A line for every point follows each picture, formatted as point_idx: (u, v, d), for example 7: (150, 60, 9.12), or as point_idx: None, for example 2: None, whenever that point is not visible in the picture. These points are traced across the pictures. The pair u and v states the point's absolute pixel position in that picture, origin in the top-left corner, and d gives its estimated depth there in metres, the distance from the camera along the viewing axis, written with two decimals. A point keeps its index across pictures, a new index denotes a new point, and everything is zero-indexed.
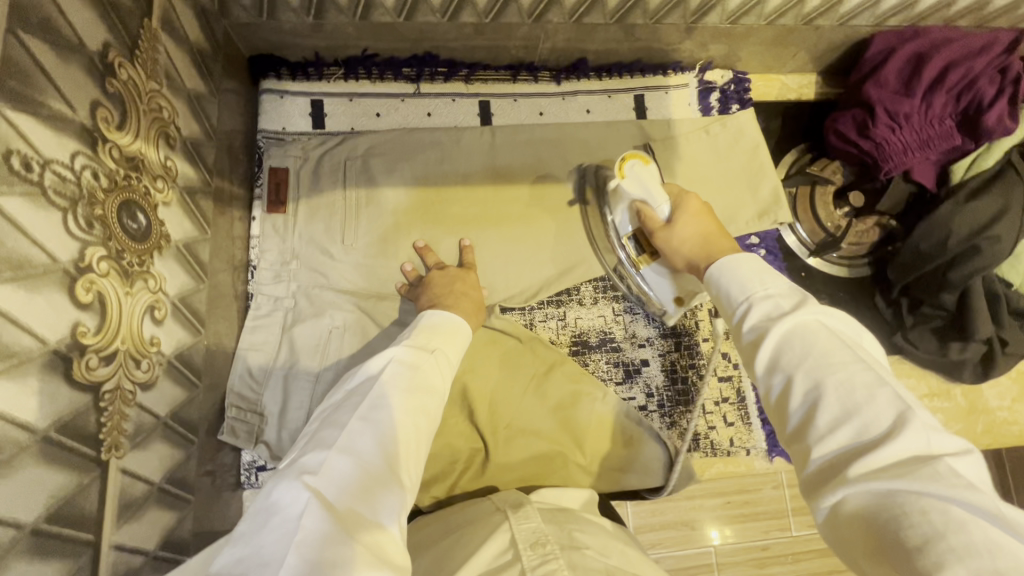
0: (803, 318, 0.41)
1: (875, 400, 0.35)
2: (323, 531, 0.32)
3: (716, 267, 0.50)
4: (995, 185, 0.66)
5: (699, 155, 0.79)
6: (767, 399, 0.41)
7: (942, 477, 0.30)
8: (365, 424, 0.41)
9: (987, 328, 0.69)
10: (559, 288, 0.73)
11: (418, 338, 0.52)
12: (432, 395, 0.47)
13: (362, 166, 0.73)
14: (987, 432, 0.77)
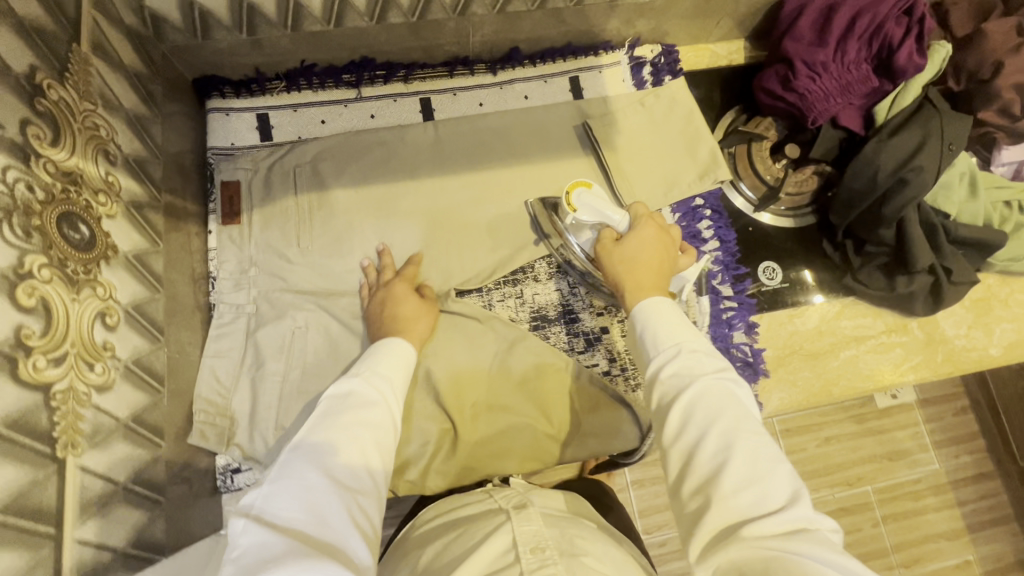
0: (719, 379, 0.49)
1: (771, 473, 0.43)
2: (260, 546, 0.35)
3: (643, 310, 0.56)
4: (913, 119, 0.69)
5: (638, 127, 0.82)
6: (672, 454, 0.47)
7: (822, 547, 0.38)
8: (305, 446, 0.43)
9: (928, 256, 0.71)
10: (514, 267, 0.75)
11: (360, 364, 0.54)
12: (377, 408, 0.49)
13: (312, 171, 0.75)
14: (948, 361, 0.79)
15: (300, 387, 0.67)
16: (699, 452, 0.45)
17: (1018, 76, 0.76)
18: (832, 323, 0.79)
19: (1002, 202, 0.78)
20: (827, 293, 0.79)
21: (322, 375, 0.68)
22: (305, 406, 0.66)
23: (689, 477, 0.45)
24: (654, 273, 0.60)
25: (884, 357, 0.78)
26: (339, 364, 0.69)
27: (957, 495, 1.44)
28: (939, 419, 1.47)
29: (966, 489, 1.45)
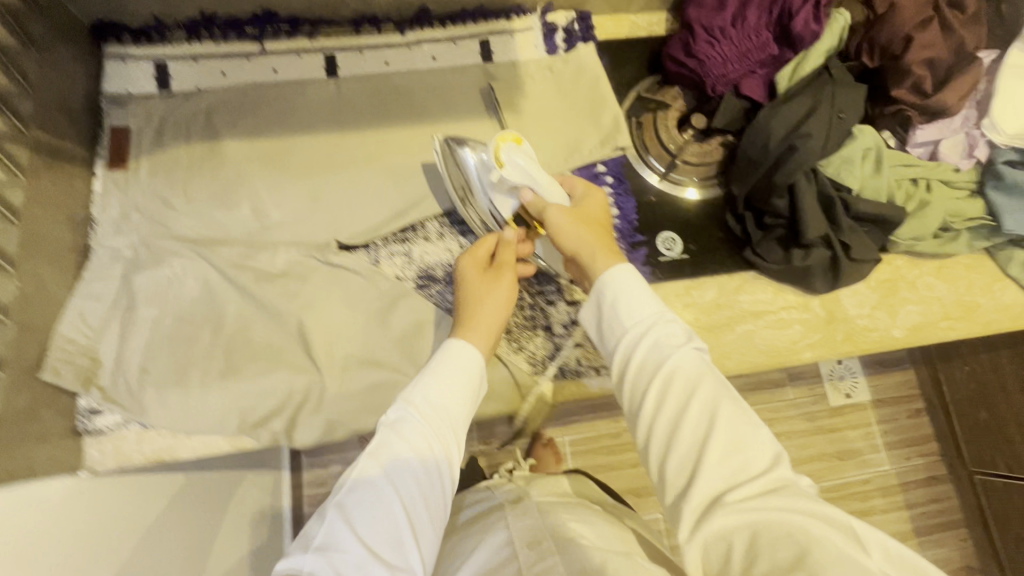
0: (692, 351, 0.52)
1: (751, 437, 0.46)
2: None
3: (609, 282, 0.57)
4: (806, 86, 0.68)
5: (545, 93, 0.81)
6: (659, 425, 0.50)
7: (802, 497, 0.42)
8: (353, 508, 0.46)
9: (819, 227, 0.70)
10: (404, 224, 0.74)
11: (427, 393, 0.54)
12: (426, 459, 0.50)
13: (206, 122, 0.75)
14: (848, 340, 0.78)
15: (170, 333, 0.67)
16: (684, 422, 0.48)
17: (926, 52, 0.75)
18: (730, 297, 0.77)
19: (908, 179, 0.77)
20: (726, 266, 0.78)
21: (195, 321, 0.67)
22: (173, 350, 0.66)
23: (672, 449, 0.48)
24: (603, 235, 0.62)
25: (781, 333, 0.77)
26: (213, 312, 0.68)
27: (906, 497, 1.41)
28: (892, 420, 1.45)
29: (916, 491, 1.42)
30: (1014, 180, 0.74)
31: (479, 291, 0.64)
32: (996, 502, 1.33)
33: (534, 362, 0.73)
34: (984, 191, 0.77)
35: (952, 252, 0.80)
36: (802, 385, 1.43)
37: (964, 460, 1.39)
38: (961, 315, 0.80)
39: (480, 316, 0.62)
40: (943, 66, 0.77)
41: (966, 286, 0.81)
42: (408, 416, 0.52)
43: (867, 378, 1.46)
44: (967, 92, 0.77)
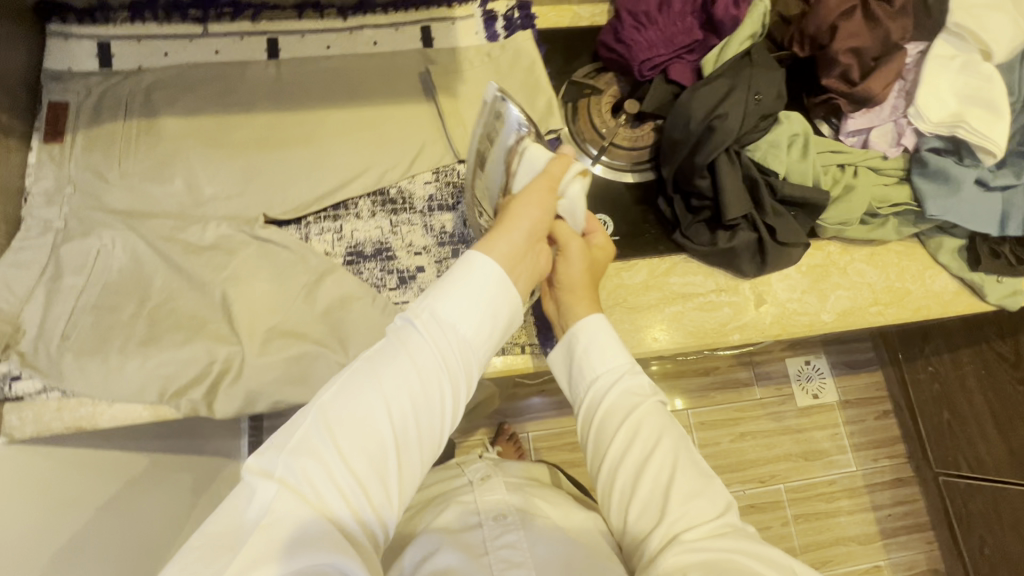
0: (653, 402, 0.58)
1: (704, 483, 0.54)
2: (289, 522, 0.41)
3: (584, 331, 0.61)
4: (725, 68, 0.71)
5: (483, 77, 0.82)
6: (622, 469, 0.55)
7: (741, 535, 0.50)
8: (338, 420, 0.45)
9: (740, 207, 0.71)
10: (336, 201, 0.76)
11: (442, 313, 0.49)
12: (427, 383, 0.48)
13: (144, 99, 0.76)
14: (777, 322, 0.78)
15: (94, 302, 0.67)
16: (645, 466, 0.54)
17: (851, 41, 0.77)
18: (660, 278, 0.78)
19: (835, 164, 0.79)
20: (657, 248, 0.79)
21: (122, 292, 0.68)
22: (96, 319, 0.67)
23: (637, 491, 0.54)
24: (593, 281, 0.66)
25: (709, 315, 0.77)
26: (140, 282, 0.69)
27: (873, 499, 1.39)
28: (859, 421, 1.44)
29: (883, 493, 1.40)
30: (937, 166, 0.76)
31: (527, 203, 0.56)
32: (959, 504, 1.31)
33: None
34: (910, 178, 0.79)
35: (883, 238, 0.82)
36: (768, 384, 1.43)
37: (929, 461, 1.37)
38: (891, 301, 0.81)
39: (513, 224, 0.54)
40: (869, 55, 0.78)
41: (898, 272, 0.82)
42: (412, 336, 0.49)
43: (835, 379, 1.46)
44: (892, 81, 0.78)
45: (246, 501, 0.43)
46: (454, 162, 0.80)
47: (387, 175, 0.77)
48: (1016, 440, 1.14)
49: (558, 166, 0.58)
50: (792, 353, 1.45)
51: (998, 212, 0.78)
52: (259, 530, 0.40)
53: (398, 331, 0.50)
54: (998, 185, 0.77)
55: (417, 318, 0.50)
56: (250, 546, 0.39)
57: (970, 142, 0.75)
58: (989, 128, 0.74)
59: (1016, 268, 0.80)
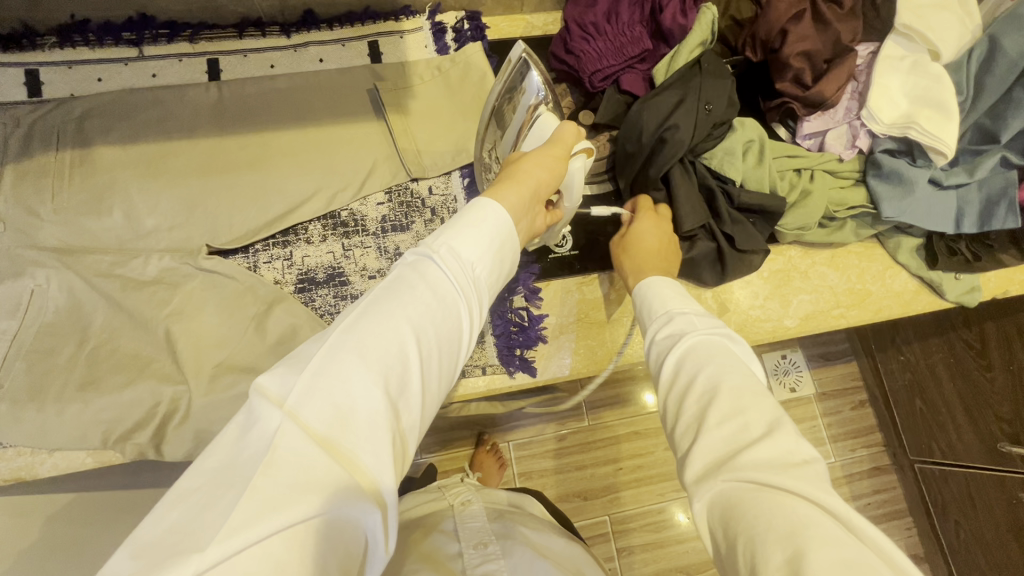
0: (710, 336, 0.53)
1: (753, 403, 0.46)
2: (298, 458, 0.33)
3: (644, 286, 0.62)
4: (675, 78, 0.71)
5: (434, 92, 0.81)
6: (671, 401, 0.51)
7: (805, 476, 0.41)
8: (355, 343, 0.39)
9: (696, 219, 0.71)
10: (284, 227, 0.73)
11: (464, 237, 0.46)
12: (449, 309, 0.44)
13: (77, 128, 0.72)
14: (740, 330, 0.78)
15: (28, 347, 0.64)
16: (689, 395, 0.49)
17: (801, 44, 0.77)
18: (623, 291, 0.77)
19: (792, 169, 0.78)
20: None
21: (58, 333, 0.65)
22: (29, 365, 0.63)
23: (682, 411, 0.49)
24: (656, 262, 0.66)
25: None
26: (78, 323, 0.66)
27: (853, 489, 1.40)
28: (837, 413, 1.44)
29: (862, 482, 1.41)
30: (892, 168, 0.76)
31: (540, 160, 0.57)
32: (935, 490, 1.32)
33: None
34: (866, 180, 0.79)
35: (842, 241, 0.82)
36: None
37: (905, 448, 1.38)
38: (852, 303, 0.81)
39: (525, 174, 0.55)
40: (820, 58, 0.78)
41: (858, 274, 0.82)
42: (433, 262, 0.45)
43: (812, 372, 1.46)
44: (844, 83, 0.78)
45: (245, 438, 0.35)
46: (406, 180, 0.78)
47: (338, 196, 0.75)
48: (986, 426, 1.16)
49: (571, 133, 0.60)
50: (769, 349, 1.45)
51: (953, 209, 0.78)
52: (265, 463, 0.33)
53: (416, 259, 0.45)
54: (951, 184, 0.78)
55: (438, 246, 0.45)
56: (261, 482, 0.32)
57: (922, 143, 0.75)
58: (940, 130, 0.74)
59: (973, 264, 0.81)
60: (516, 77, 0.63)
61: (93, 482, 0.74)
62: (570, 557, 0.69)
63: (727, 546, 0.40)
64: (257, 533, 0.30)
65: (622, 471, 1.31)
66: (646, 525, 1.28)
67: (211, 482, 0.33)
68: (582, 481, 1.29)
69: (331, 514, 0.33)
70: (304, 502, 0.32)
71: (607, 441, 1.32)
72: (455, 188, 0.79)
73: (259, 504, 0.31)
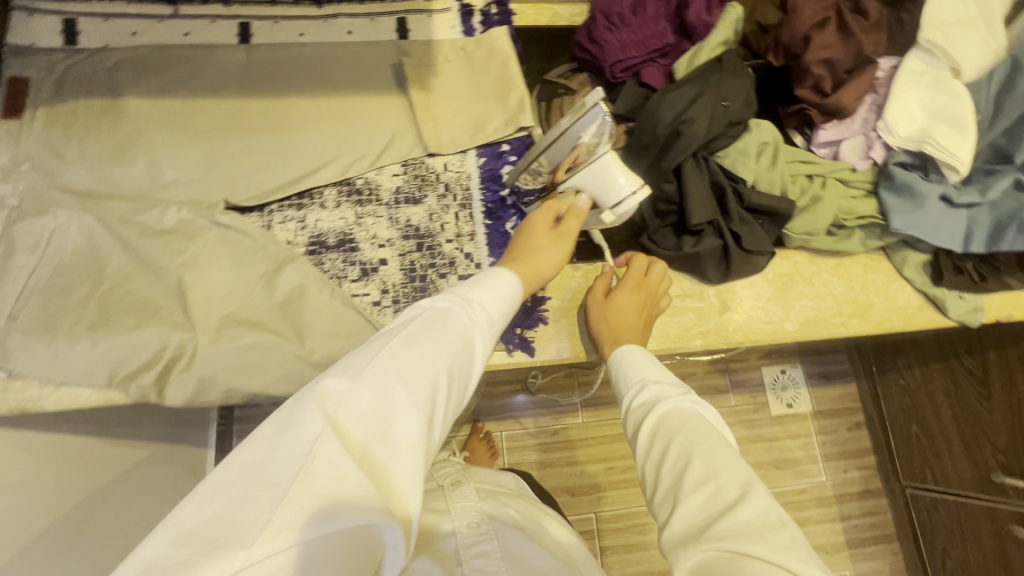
0: (682, 403, 0.55)
1: (723, 466, 0.47)
2: (336, 471, 0.37)
3: (620, 357, 0.64)
4: (695, 74, 0.72)
5: (457, 71, 0.82)
6: (648, 469, 0.52)
7: (779, 543, 0.41)
8: (394, 369, 0.42)
9: (705, 213, 0.72)
10: (300, 190, 0.75)
11: (490, 290, 0.53)
12: (475, 349, 0.49)
13: (109, 78, 0.75)
14: (740, 330, 0.79)
15: (44, 283, 0.66)
16: (664, 459, 0.51)
17: (823, 52, 0.77)
18: None
19: (804, 174, 0.79)
20: (624, 252, 0.79)
21: (73, 273, 0.67)
22: (45, 299, 0.65)
23: (658, 476, 0.50)
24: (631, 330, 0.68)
25: (674, 320, 0.77)
26: (93, 263, 0.67)
27: (841, 509, 1.39)
28: (831, 432, 1.43)
29: (851, 503, 1.40)
30: (905, 181, 0.76)
31: (552, 249, 0.63)
32: (924, 518, 1.31)
33: None
34: (878, 192, 0.79)
35: (849, 250, 0.82)
36: (743, 392, 1.43)
37: (897, 473, 1.38)
38: (854, 313, 0.82)
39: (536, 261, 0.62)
40: (841, 68, 0.78)
41: (862, 285, 0.83)
42: (468, 305, 0.50)
43: (809, 389, 1.45)
44: (863, 94, 0.79)
45: (281, 444, 0.38)
46: (423, 155, 0.79)
47: (355, 165, 0.76)
48: (981, 457, 1.16)
49: (573, 218, 0.65)
50: (767, 362, 1.45)
51: (964, 228, 0.77)
52: (305, 471, 0.36)
53: (452, 299, 0.50)
54: (963, 203, 0.77)
55: (471, 293, 0.51)
56: (298, 489, 0.35)
57: (936, 158, 0.76)
58: (957, 146, 0.75)
59: (978, 284, 0.81)
60: (589, 126, 0.62)
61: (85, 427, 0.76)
62: (551, 534, 0.72)
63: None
64: (292, 537, 0.34)
65: (610, 471, 1.32)
66: (629, 526, 1.29)
67: (247, 476, 0.36)
68: (570, 476, 1.30)
69: (363, 523, 0.36)
70: (337, 512, 0.36)
71: (598, 440, 1.33)
72: (469, 166, 0.79)
73: (296, 510, 0.35)
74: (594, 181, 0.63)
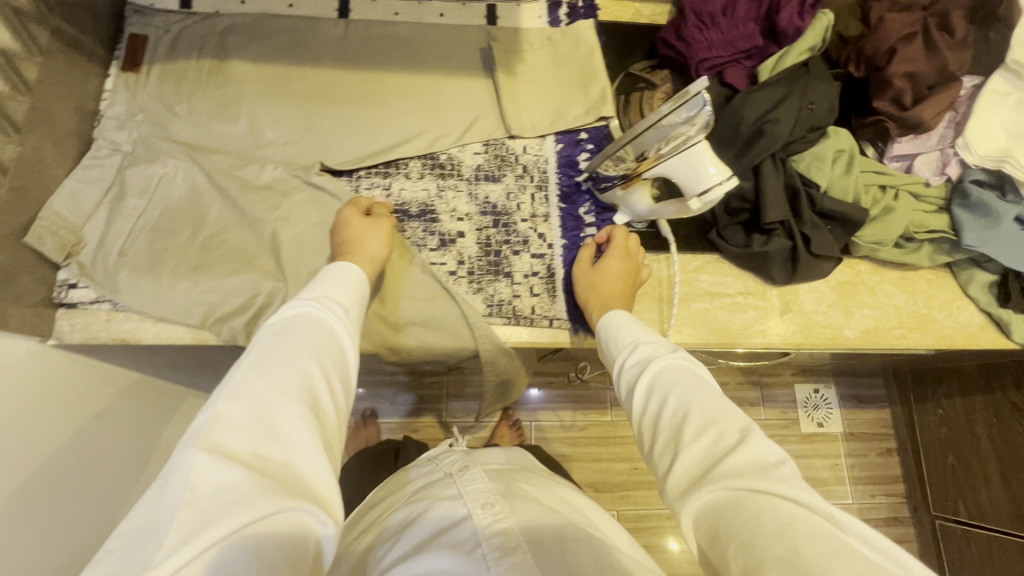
0: (673, 358, 0.57)
1: (721, 415, 0.48)
2: (226, 481, 0.36)
3: (609, 320, 0.66)
4: (782, 77, 0.74)
5: (542, 59, 0.85)
6: (644, 426, 0.53)
7: (782, 478, 0.42)
8: (260, 376, 0.43)
9: (780, 213, 0.73)
10: (388, 159, 0.78)
11: (333, 291, 0.56)
12: (334, 340, 0.51)
13: (219, 42, 0.80)
14: (800, 332, 0.80)
15: (150, 225, 0.70)
16: (660, 415, 0.52)
17: (907, 66, 0.78)
18: (690, 274, 0.80)
19: (876, 185, 0.80)
20: (691, 246, 0.81)
21: (177, 219, 0.71)
22: (152, 240, 0.70)
23: (655, 433, 0.51)
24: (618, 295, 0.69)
25: (735, 316, 0.79)
26: (195, 211, 0.72)
27: None
28: (861, 455, 1.42)
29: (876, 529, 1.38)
30: (980, 199, 0.77)
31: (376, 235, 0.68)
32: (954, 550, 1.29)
33: (489, 304, 0.74)
34: (951, 209, 0.80)
35: (915, 264, 0.83)
36: (774, 407, 1.42)
37: (927, 502, 1.36)
38: (915, 326, 0.82)
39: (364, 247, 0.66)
40: (924, 82, 0.79)
41: (925, 300, 0.83)
42: (315, 307, 0.53)
43: (841, 411, 1.44)
44: (943, 111, 0.79)
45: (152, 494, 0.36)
46: (504, 137, 0.82)
47: (440, 140, 0.80)
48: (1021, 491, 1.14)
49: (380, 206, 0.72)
50: (801, 381, 1.44)
51: None
52: (186, 500, 0.35)
53: (297, 307, 0.52)
54: None
55: (312, 298, 0.54)
56: (187, 515, 0.34)
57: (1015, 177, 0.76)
58: None
59: None
60: (687, 113, 0.59)
61: (95, 364, 0.72)
62: (569, 503, 0.67)
63: (713, 554, 0.41)
64: (206, 551, 0.33)
65: (636, 471, 1.33)
66: (650, 528, 1.29)
67: (133, 535, 0.34)
68: (596, 472, 1.32)
69: (276, 515, 0.36)
70: (241, 511, 0.35)
71: (627, 439, 1.34)
72: (547, 150, 0.82)
73: (193, 532, 0.34)
74: (690, 170, 0.64)
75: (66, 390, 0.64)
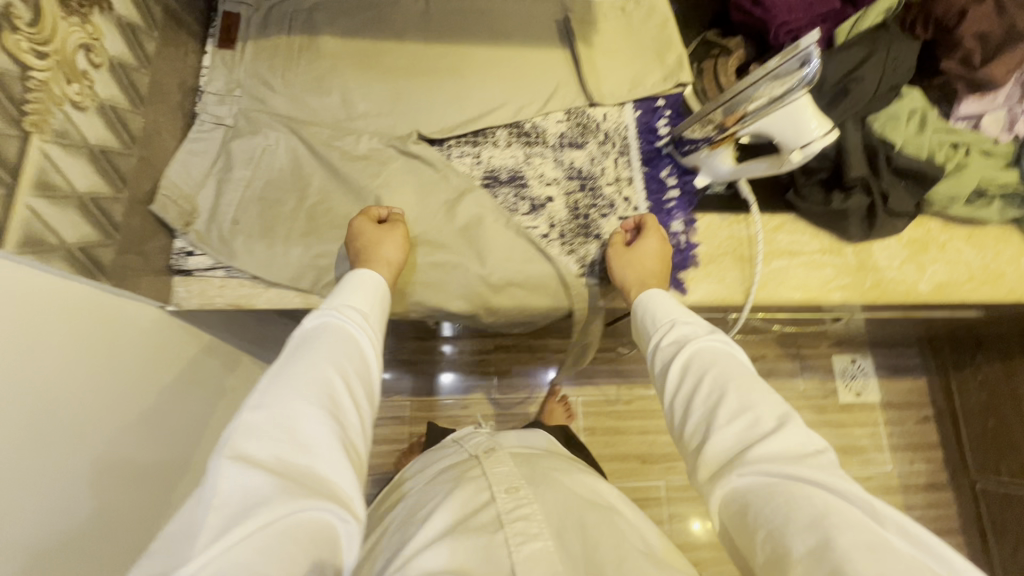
0: (713, 340, 0.58)
1: (760, 398, 0.50)
2: (252, 486, 0.40)
3: (643, 299, 0.67)
4: (863, 37, 0.77)
5: (617, 29, 0.87)
6: (677, 403, 0.56)
7: (819, 465, 0.44)
8: (283, 387, 0.47)
9: (862, 167, 0.77)
10: (477, 128, 0.81)
11: (353, 298, 0.59)
12: (355, 348, 0.55)
13: (307, 18, 0.82)
14: (875, 287, 0.82)
15: (258, 195, 0.73)
16: (696, 397, 0.54)
17: (979, 25, 0.78)
18: (768, 234, 0.83)
19: (949, 142, 0.82)
20: (769, 207, 0.84)
21: (282, 188, 0.74)
22: (261, 209, 0.73)
23: (689, 412, 0.54)
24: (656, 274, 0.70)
25: (814, 273, 0.82)
26: (298, 181, 0.75)
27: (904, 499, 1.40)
28: (900, 423, 1.45)
29: (915, 495, 1.40)
30: None
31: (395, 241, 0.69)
32: (995, 512, 1.32)
33: (582, 264, 0.77)
34: None
35: (984, 219, 0.85)
36: (813, 377, 1.46)
37: (966, 466, 1.39)
38: (985, 280, 0.84)
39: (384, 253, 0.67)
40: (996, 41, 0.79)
41: (994, 255, 0.86)
42: (335, 317, 0.56)
43: (878, 380, 1.47)
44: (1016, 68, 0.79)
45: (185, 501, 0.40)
46: (585, 105, 0.84)
47: (525, 108, 0.82)
48: None
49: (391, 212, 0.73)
50: (839, 352, 1.47)
51: None
52: (215, 506, 0.39)
53: (319, 317, 0.56)
54: None
55: (330, 308, 0.57)
56: (214, 518, 0.38)
57: None
58: None
59: None
60: (790, 69, 0.62)
61: (202, 334, 0.76)
62: (597, 484, 0.61)
63: (740, 534, 0.45)
64: (235, 549, 0.37)
65: None
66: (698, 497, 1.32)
67: (172, 533, 0.38)
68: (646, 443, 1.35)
69: (294, 516, 0.40)
70: (267, 512, 0.39)
71: None
72: (627, 117, 0.84)
73: (219, 532, 0.38)
74: (789, 125, 0.67)
75: (169, 356, 0.67)
